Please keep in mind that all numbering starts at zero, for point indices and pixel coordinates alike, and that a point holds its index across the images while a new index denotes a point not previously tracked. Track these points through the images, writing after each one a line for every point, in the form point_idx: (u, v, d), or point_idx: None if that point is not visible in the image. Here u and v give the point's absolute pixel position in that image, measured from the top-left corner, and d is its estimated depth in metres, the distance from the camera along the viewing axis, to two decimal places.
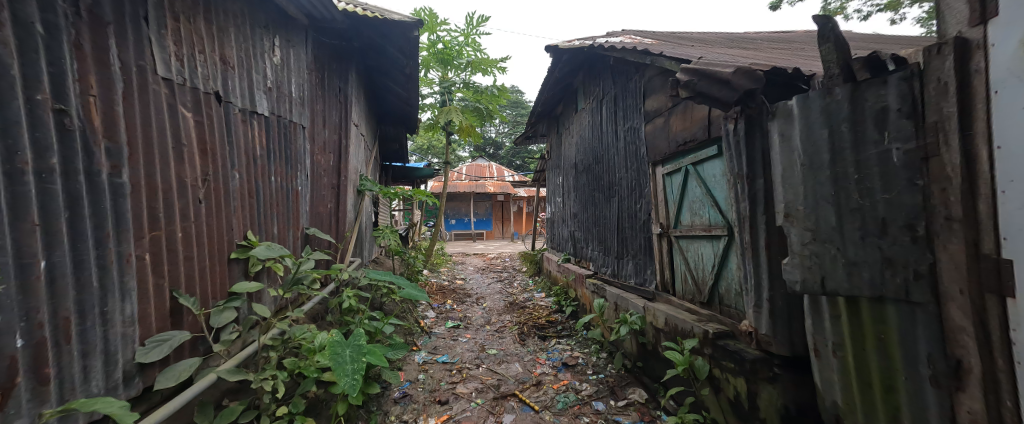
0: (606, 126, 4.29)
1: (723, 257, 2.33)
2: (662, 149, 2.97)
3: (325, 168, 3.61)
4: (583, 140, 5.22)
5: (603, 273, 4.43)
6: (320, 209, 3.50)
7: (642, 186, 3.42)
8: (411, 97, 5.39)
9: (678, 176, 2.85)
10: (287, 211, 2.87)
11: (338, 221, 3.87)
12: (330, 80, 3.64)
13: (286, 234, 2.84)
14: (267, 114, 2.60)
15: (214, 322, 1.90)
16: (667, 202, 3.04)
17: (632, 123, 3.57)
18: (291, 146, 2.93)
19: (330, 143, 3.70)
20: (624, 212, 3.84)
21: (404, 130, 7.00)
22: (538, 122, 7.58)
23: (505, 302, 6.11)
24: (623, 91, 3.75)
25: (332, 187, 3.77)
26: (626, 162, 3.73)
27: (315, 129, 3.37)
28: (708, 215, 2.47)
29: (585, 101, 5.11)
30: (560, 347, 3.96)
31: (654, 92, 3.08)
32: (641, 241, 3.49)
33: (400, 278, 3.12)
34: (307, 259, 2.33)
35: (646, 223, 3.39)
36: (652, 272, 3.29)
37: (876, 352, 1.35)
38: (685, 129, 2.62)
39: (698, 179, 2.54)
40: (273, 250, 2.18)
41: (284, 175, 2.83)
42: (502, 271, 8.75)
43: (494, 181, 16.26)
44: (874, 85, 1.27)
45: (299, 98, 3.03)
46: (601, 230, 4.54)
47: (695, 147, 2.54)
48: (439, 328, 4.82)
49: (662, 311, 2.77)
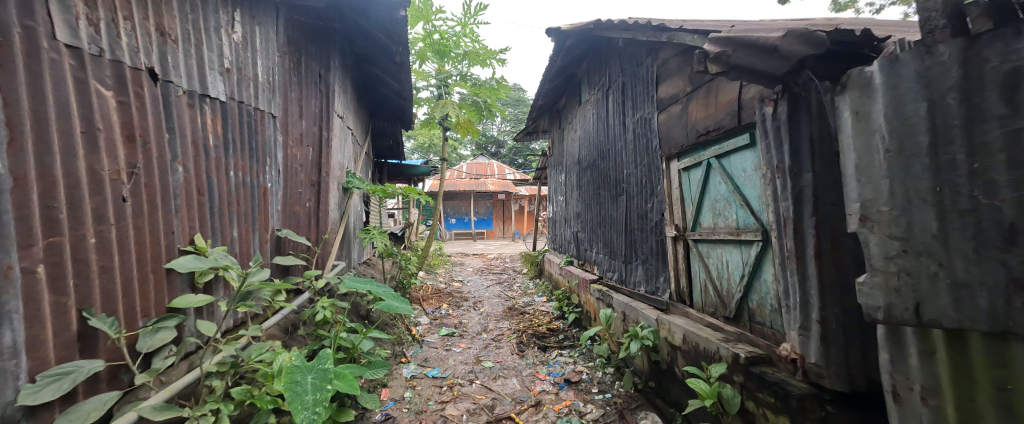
0: (613, 117, 3.94)
1: (755, 265, 1.97)
2: (679, 140, 2.60)
3: (303, 163, 3.27)
4: (587, 134, 4.87)
5: (608, 279, 4.08)
6: (296, 209, 3.16)
7: (654, 184, 3.06)
8: (403, 88, 5.04)
9: (697, 171, 2.49)
10: (252, 211, 2.53)
11: (318, 221, 3.53)
12: (308, 66, 3.30)
13: (250, 237, 2.50)
14: (224, 99, 2.25)
15: (139, 345, 1.57)
16: (684, 202, 2.68)
17: (643, 114, 3.21)
18: (257, 137, 2.59)
19: (308, 137, 3.35)
20: (633, 213, 3.49)
21: (398, 125, 6.65)
22: (539, 117, 7.23)
23: (504, 306, 5.77)
24: (632, 77, 3.40)
25: (311, 184, 3.43)
26: (635, 157, 3.38)
27: (289, 119, 3.04)
28: (736, 216, 2.11)
29: (589, 92, 4.76)
30: (562, 360, 3.62)
31: (669, 76, 2.72)
32: (652, 246, 3.14)
33: (381, 287, 2.78)
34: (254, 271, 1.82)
35: (658, 225, 3.04)
36: (665, 280, 2.93)
37: (992, 406, 0.98)
38: (707, 115, 2.26)
39: (723, 174, 2.18)
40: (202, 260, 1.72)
41: (247, 170, 2.48)
42: (501, 273, 8.38)
43: (495, 180, 15.92)
44: (1001, 38, 0.91)
45: (267, 83, 2.69)
46: (607, 232, 4.19)
47: (719, 137, 2.18)
48: (432, 337, 4.48)
49: (679, 326, 2.42)
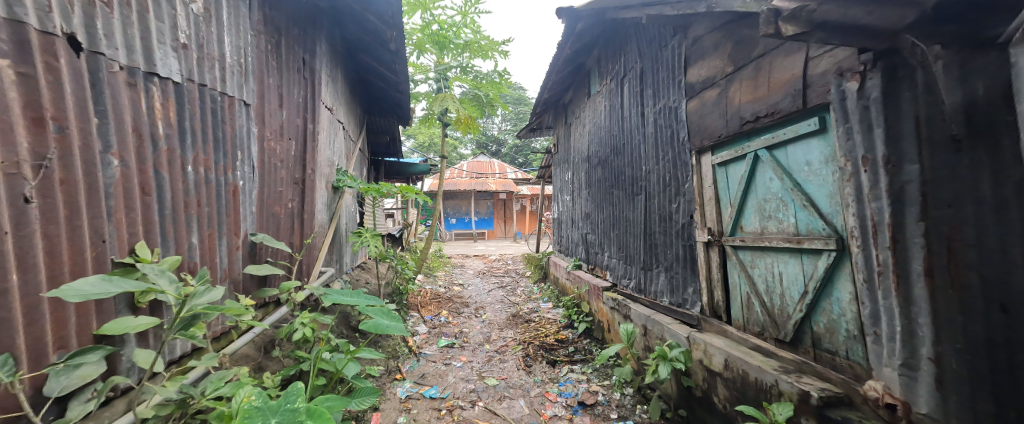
0: (629, 108, 3.58)
1: (823, 281, 1.61)
2: (715, 129, 2.24)
3: (284, 159, 2.90)
4: (597, 128, 4.51)
5: (623, 286, 3.72)
6: (275, 210, 2.79)
7: (681, 182, 2.69)
8: (399, 80, 4.68)
9: (739, 166, 2.13)
10: (219, 212, 2.17)
11: (302, 223, 3.16)
12: (289, 49, 2.93)
13: (216, 243, 2.14)
14: (179, 80, 1.88)
15: (47, 389, 1.20)
16: (720, 203, 2.32)
17: (666, 101, 2.85)
18: (225, 127, 2.23)
19: (290, 130, 2.98)
20: (654, 214, 3.13)
21: (394, 120, 6.28)
22: (543, 113, 6.88)
23: (507, 313, 5.42)
24: (654, 60, 3.04)
25: (294, 182, 3.06)
26: (657, 152, 3.02)
27: (267, 108, 2.67)
28: (795, 219, 1.74)
29: (600, 83, 4.39)
30: (573, 377, 3.27)
31: (703, 56, 2.36)
32: (678, 252, 2.77)
33: (373, 300, 2.40)
34: (203, 290, 1.40)
35: (685, 228, 2.67)
36: (695, 291, 2.56)
37: None
38: (756, 98, 1.89)
39: (777, 169, 1.81)
40: (116, 283, 1.23)
41: (213, 165, 2.12)
42: (503, 276, 8.01)
43: (496, 180, 15.58)
44: None
45: (237, 64, 2.32)
46: (622, 235, 3.83)
47: (772, 123, 1.81)
48: (430, 348, 4.13)
49: (719, 349, 2.05)
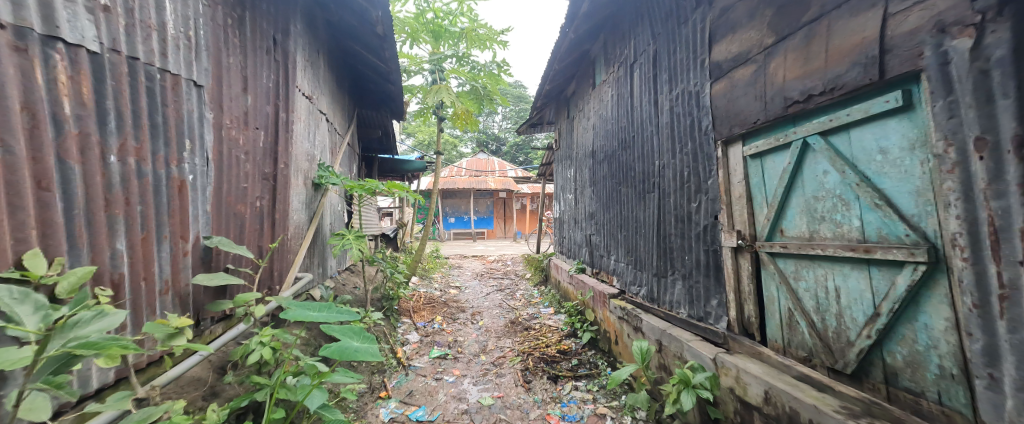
0: (639, 96, 3.23)
1: (904, 301, 1.26)
2: (749, 114, 1.88)
3: (250, 151, 2.55)
4: (603, 120, 4.16)
5: (632, 294, 3.38)
6: (238, 210, 2.44)
7: (704, 177, 2.34)
8: (388, 68, 4.34)
9: (780, 157, 1.77)
10: (160, 211, 1.82)
11: (272, 223, 2.82)
12: (256, 26, 2.58)
13: (155, 249, 1.79)
14: (97, 48, 1.52)
15: None
16: (753, 201, 1.97)
17: (685, 86, 2.50)
18: (168, 110, 1.87)
19: (258, 118, 2.63)
20: (669, 215, 2.78)
21: (387, 114, 5.94)
22: (545, 107, 6.54)
23: (505, 319, 5.08)
24: (670, 40, 2.69)
25: (264, 178, 2.71)
26: (673, 143, 2.67)
27: (227, 92, 2.32)
28: (861, 223, 1.39)
29: (606, 71, 4.04)
30: (578, 396, 2.93)
31: (736, 27, 2.00)
32: (698, 259, 2.42)
33: (347, 316, 2.06)
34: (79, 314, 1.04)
35: (708, 230, 2.32)
36: (720, 304, 2.21)
37: None
38: (809, 71, 1.53)
39: (836, 160, 1.46)
40: None
41: (150, 156, 1.76)
42: (502, 278, 7.65)
43: (496, 178, 15.22)
44: None
45: (184, 36, 1.97)
46: (630, 237, 3.49)
47: (831, 102, 1.46)
48: (420, 360, 3.80)
49: (757, 377, 1.70)
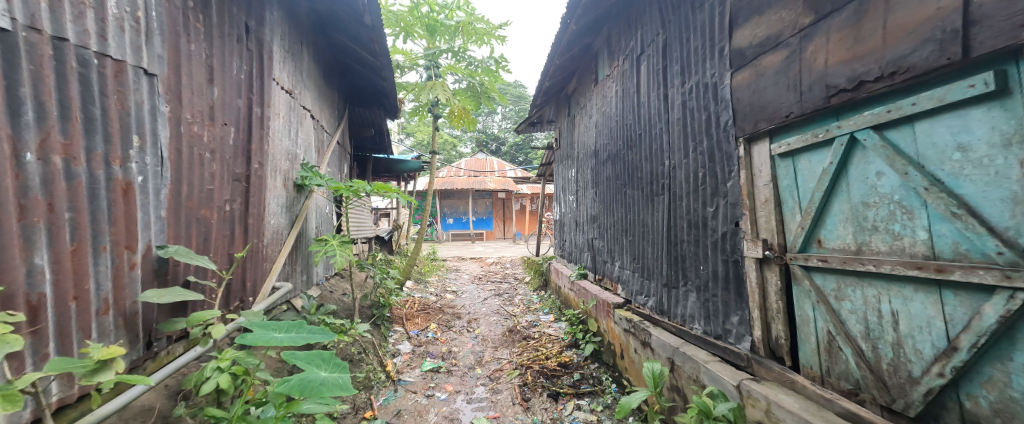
0: (646, 91, 2.99)
1: (994, 334, 1.02)
2: (780, 107, 1.64)
3: (218, 150, 2.31)
4: (606, 117, 3.92)
5: (639, 304, 3.14)
6: (202, 215, 2.19)
7: (722, 179, 2.09)
8: (379, 63, 4.10)
9: (818, 156, 1.52)
10: (98, 218, 1.58)
11: (244, 229, 2.57)
12: (224, 11, 2.33)
13: (90, 262, 1.55)
14: (7, 25, 1.28)
15: None
16: (782, 206, 1.72)
17: (700, 77, 2.25)
18: (108, 102, 1.63)
19: (228, 113, 2.38)
20: (680, 220, 2.53)
21: (380, 112, 5.71)
22: (545, 104, 6.31)
23: (503, 326, 4.84)
24: (683, 27, 2.44)
25: (234, 179, 2.46)
26: (686, 141, 2.43)
27: (189, 82, 2.08)
28: (929, 235, 1.15)
29: (610, 65, 3.79)
30: (581, 418, 2.71)
31: (763, 7, 1.75)
32: (715, 269, 2.17)
33: (321, 338, 1.83)
34: None
35: (727, 239, 2.07)
36: (742, 322, 1.96)
37: None
38: (860, 52, 1.29)
39: (895, 160, 1.21)
40: None
41: (84, 154, 1.52)
42: (500, 282, 7.40)
43: (495, 178, 14.98)
44: None
45: (129, 17, 1.72)
46: (636, 243, 3.25)
47: (889, 89, 1.21)
48: (411, 373, 3.56)
49: (794, 414, 1.45)
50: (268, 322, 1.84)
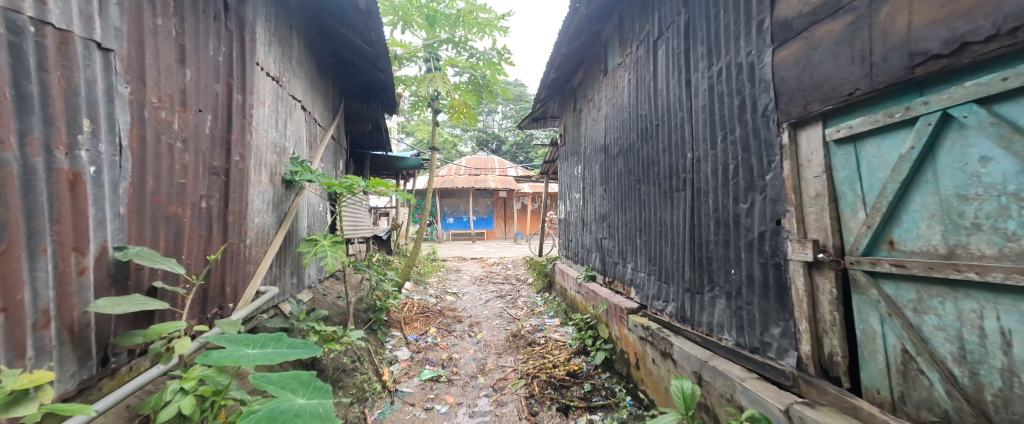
0: (665, 77, 2.74)
1: None
2: (842, 83, 1.39)
3: (191, 139, 2.06)
4: (618, 109, 3.67)
5: (656, 309, 2.89)
6: (173, 212, 1.95)
7: (760, 171, 1.84)
8: (376, 53, 3.84)
9: (890, 141, 1.28)
10: (33, 215, 1.33)
11: (222, 228, 2.33)
12: None
13: (24, 266, 1.30)
14: None
15: None
16: (838, 201, 1.48)
17: (733, 58, 2.00)
18: (47, 78, 1.37)
19: (203, 99, 2.14)
20: (706, 219, 2.28)
21: (378, 107, 5.47)
22: (549, 99, 6.06)
23: (506, 330, 4.59)
24: (711, 3, 2.19)
25: (211, 172, 2.22)
26: (714, 130, 2.18)
27: (154, 61, 1.83)
28: None
29: (622, 53, 3.54)
30: None
31: None
32: (750, 274, 1.92)
33: (305, 353, 1.59)
34: None
35: (765, 239, 1.83)
36: (785, 334, 1.72)
37: None
38: (963, 9, 1.05)
39: (1013, 140, 0.98)
40: None
41: (15, 138, 1.28)
42: (502, 283, 7.15)
43: (496, 177, 14.72)
44: None
45: None
46: (653, 243, 3.00)
47: (1006, 53, 0.98)
48: (410, 383, 3.31)
49: None
50: (239, 336, 1.58)
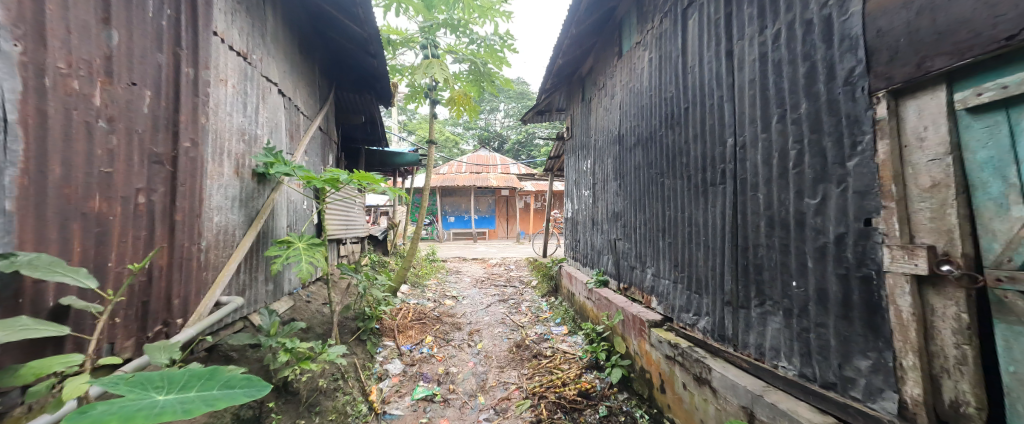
0: (697, 51, 2.32)
1: None
2: (995, 24, 0.98)
3: (123, 119, 1.66)
4: (635, 94, 3.25)
5: (684, 323, 2.47)
6: (97, 208, 1.55)
7: (838, 156, 1.43)
8: (365, 34, 3.44)
9: None
10: None
11: (169, 227, 1.93)
12: None
13: None
14: None
15: None
16: (974, 193, 1.07)
17: (800, 14, 1.58)
18: None
19: (140, 69, 1.74)
20: (755, 217, 1.87)
21: (371, 98, 5.06)
22: (556, 90, 5.63)
23: (509, 340, 4.18)
24: None
25: (153, 160, 1.83)
26: (766, 109, 1.77)
27: (64, 15, 1.42)
28: None
29: (642, 29, 3.12)
30: None
31: None
32: (822, 288, 1.51)
33: (249, 392, 1.19)
34: None
35: (847, 245, 1.41)
36: (879, 369, 1.31)
37: None
38: None
39: None
40: None
41: None
42: (505, 286, 6.74)
43: (498, 175, 14.31)
44: None
45: None
46: (680, 246, 2.59)
47: None
48: (401, 403, 2.91)
49: None
50: (147, 377, 1.16)
